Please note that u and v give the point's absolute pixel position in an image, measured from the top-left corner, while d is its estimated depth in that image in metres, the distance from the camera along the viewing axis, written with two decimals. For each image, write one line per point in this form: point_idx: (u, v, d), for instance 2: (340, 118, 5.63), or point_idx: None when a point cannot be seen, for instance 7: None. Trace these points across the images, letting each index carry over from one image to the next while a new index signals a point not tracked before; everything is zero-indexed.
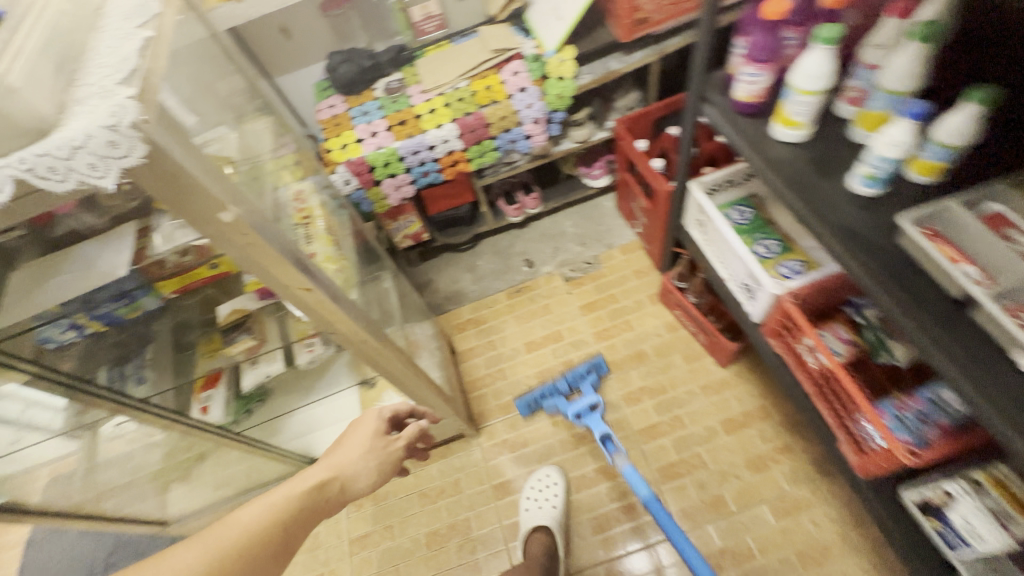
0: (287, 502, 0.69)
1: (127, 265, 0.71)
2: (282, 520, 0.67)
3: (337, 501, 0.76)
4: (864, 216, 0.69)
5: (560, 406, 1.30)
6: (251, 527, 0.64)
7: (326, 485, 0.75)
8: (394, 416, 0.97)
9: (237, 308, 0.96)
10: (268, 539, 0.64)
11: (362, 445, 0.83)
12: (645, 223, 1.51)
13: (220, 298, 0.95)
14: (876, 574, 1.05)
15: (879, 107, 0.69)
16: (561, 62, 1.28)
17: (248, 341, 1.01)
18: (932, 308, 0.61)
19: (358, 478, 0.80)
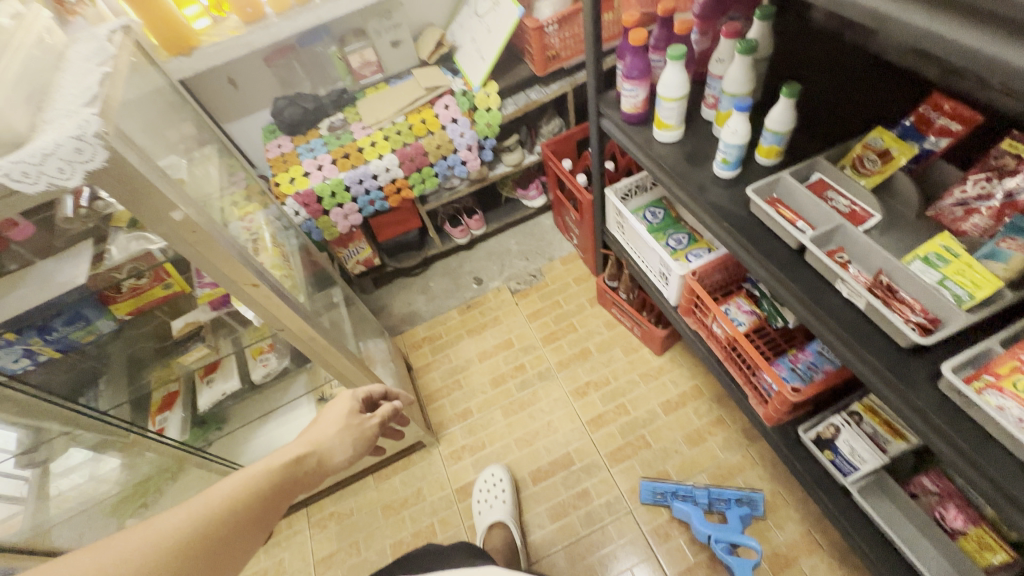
0: (269, 475, 0.66)
1: (86, 274, 0.76)
2: (263, 492, 0.64)
3: (318, 475, 0.73)
4: (726, 194, 0.85)
5: (693, 518, 1.15)
6: (232, 498, 0.60)
7: (305, 459, 0.72)
8: (368, 398, 0.94)
9: (190, 321, 1.03)
10: (250, 509, 0.61)
11: (337, 423, 0.81)
12: (578, 233, 1.66)
13: (173, 314, 1.03)
14: (805, 522, 1.15)
15: (727, 107, 0.85)
16: (487, 95, 1.44)
17: (203, 350, 1.06)
18: (780, 257, 0.75)
19: (336, 452, 0.78)
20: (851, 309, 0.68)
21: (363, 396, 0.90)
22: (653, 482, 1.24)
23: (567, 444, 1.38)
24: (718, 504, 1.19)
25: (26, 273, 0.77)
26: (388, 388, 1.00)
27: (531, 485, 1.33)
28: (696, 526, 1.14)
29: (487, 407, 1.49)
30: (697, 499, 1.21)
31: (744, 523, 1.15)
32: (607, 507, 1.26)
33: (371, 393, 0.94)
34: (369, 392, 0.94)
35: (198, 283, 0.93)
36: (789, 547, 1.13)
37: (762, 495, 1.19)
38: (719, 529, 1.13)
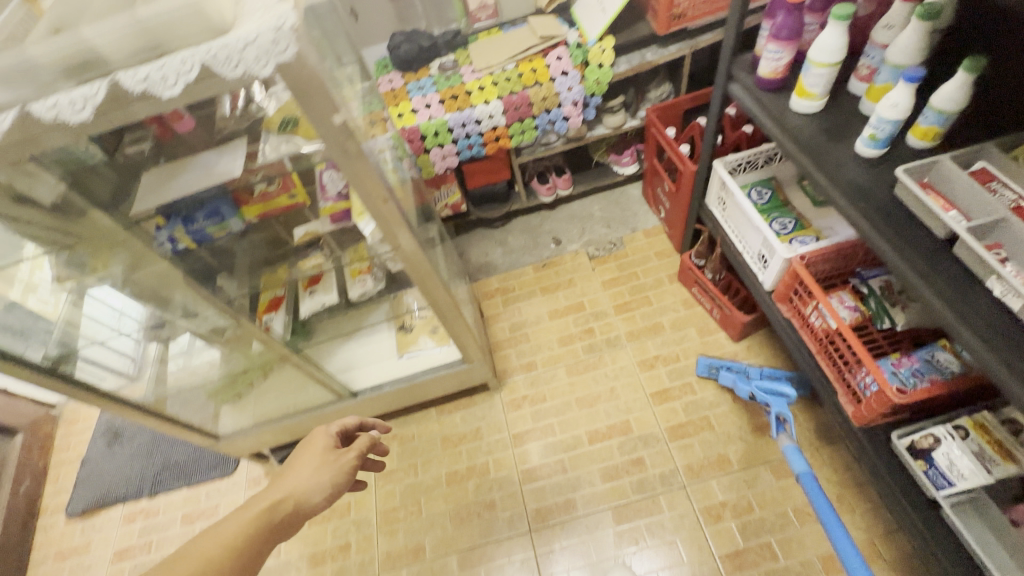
0: (238, 532, 0.75)
1: (241, 168, 0.83)
2: (237, 547, 0.74)
3: (294, 519, 0.81)
4: (866, 173, 0.80)
5: (738, 381, 1.28)
6: (207, 556, 0.71)
7: (277, 506, 0.81)
8: (343, 430, 1.00)
9: (310, 231, 1.09)
10: (225, 564, 0.71)
11: (312, 464, 0.89)
12: (668, 207, 1.61)
13: (298, 220, 1.09)
14: (870, 531, 1.11)
15: (885, 80, 0.79)
16: (602, 51, 1.40)
17: (321, 259, 1.14)
18: (923, 247, 0.71)
19: (312, 494, 0.85)
20: (999, 310, 0.64)
21: (340, 429, 0.98)
22: (709, 358, 1.39)
23: (627, 412, 1.38)
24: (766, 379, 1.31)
25: (190, 160, 0.85)
26: (365, 420, 1.07)
27: (585, 445, 1.36)
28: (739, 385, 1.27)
29: (551, 363, 1.52)
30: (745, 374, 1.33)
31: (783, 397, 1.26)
32: (661, 479, 1.27)
33: (347, 427, 1.01)
34: (344, 425, 1.01)
35: (322, 197, 1.02)
36: None
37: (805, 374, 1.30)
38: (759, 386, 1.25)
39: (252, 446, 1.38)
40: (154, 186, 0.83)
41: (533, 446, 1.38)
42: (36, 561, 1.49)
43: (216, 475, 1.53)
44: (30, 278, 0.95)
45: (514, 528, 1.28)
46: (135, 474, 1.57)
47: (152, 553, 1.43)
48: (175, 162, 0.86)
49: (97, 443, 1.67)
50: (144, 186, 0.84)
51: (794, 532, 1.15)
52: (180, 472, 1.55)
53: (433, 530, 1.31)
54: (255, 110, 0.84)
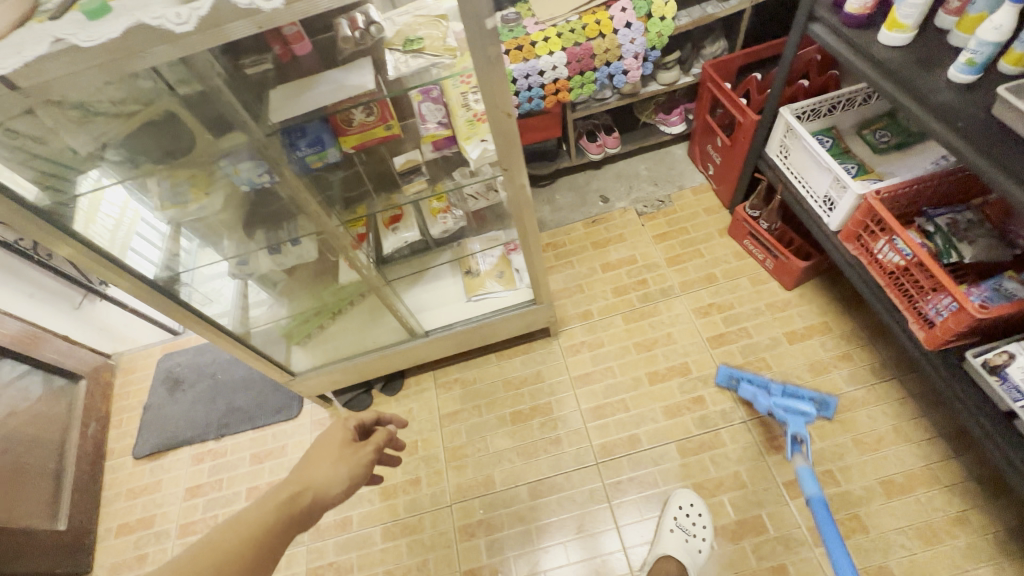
0: (258, 522, 0.74)
1: (372, 82, 0.84)
2: (255, 537, 0.73)
3: (313, 511, 0.80)
4: (960, 98, 0.84)
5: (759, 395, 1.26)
6: (229, 545, 0.70)
7: (295, 499, 0.79)
8: (360, 425, 0.97)
9: (410, 160, 1.11)
10: (246, 554, 0.71)
11: (331, 456, 0.86)
12: (718, 162, 1.66)
13: (399, 148, 1.11)
14: (926, 457, 1.18)
15: (980, 9, 0.84)
16: (665, 4, 1.43)
17: (423, 184, 1.13)
18: (1020, 158, 0.76)
19: (330, 484, 0.83)
20: None
21: (359, 424, 0.95)
22: (729, 368, 1.35)
23: (686, 355, 1.44)
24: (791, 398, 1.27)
25: (320, 77, 0.87)
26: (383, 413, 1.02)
27: (646, 384, 1.41)
28: (758, 401, 1.26)
29: (607, 312, 1.57)
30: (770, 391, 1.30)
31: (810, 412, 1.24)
32: (722, 415, 1.33)
33: (362, 421, 0.97)
34: (361, 419, 0.98)
35: (424, 125, 1.06)
36: (906, 477, 1.17)
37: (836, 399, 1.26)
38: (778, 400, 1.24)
39: (322, 386, 1.41)
40: (290, 99, 0.86)
41: (595, 387, 1.44)
42: (108, 500, 1.53)
43: (281, 418, 1.57)
44: (86, 226, 0.92)
45: (582, 460, 1.34)
46: (199, 419, 1.62)
47: (225, 489, 1.48)
48: (307, 79, 0.88)
49: (158, 391, 1.70)
50: (280, 96, 0.86)
51: (854, 460, 1.21)
52: (244, 415, 1.60)
53: (502, 465, 1.37)
54: (375, 32, 0.87)
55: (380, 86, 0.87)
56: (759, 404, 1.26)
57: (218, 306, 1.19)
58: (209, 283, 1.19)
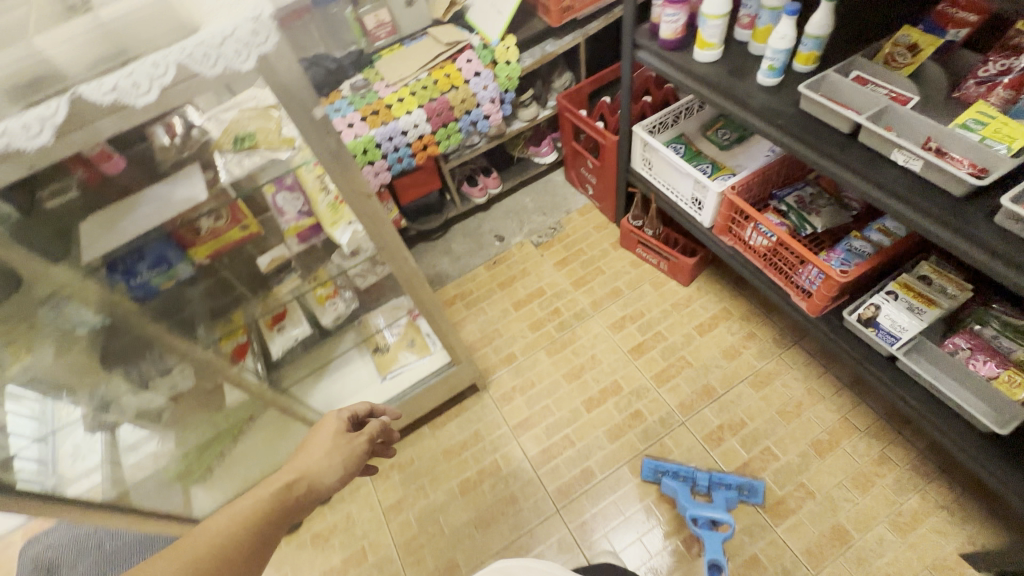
0: (256, 508, 0.63)
1: (204, 190, 0.78)
2: (245, 528, 0.61)
3: (308, 501, 0.69)
4: (773, 97, 0.94)
5: (680, 495, 1.19)
6: (216, 541, 0.58)
7: (291, 487, 0.68)
8: (354, 417, 0.86)
9: (277, 257, 1.04)
10: (235, 552, 0.58)
11: (324, 445, 0.75)
12: (595, 182, 1.73)
13: (258, 251, 1.02)
14: (840, 409, 1.28)
15: (766, 22, 0.96)
16: (506, 49, 1.47)
17: (296, 281, 1.08)
18: (834, 142, 0.86)
19: (326, 472, 0.72)
20: (903, 175, 0.79)
21: (351, 413, 0.84)
22: (654, 461, 1.27)
23: (613, 372, 1.45)
24: (716, 487, 1.21)
25: (140, 195, 0.78)
26: (375, 404, 0.91)
27: (586, 411, 1.40)
28: (680, 503, 1.19)
29: (530, 350, 1.54)
30: (694, 481, 1.23)
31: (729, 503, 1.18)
32: (661, 422, 1.35)
33: (355, 409, 0.86)
34: (354, 408, 0.86)
35: (283, 219, 0.99)
36: (830, 433, 1.25)
37: (763, 484, 1.20)
38: (701, 506, 1.16)
39: None
40: (107, 228, 0.75)
41: (538, 430, 1.40)
42: None
43: None
44: None
45: (542, 512, 1.28)
46: None
47: None
48: (124, 200, 0.79)
49: None
50: (92, 232, 0.76)
51: (785, 431, 1.27)
52: None
53: (462, 543, 1.26)
54: (197, 135, 0.82)
55: (229, 185, 0.80)
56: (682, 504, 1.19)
57: (89, 461, 0.94)
58: (71, 436, 0.93)
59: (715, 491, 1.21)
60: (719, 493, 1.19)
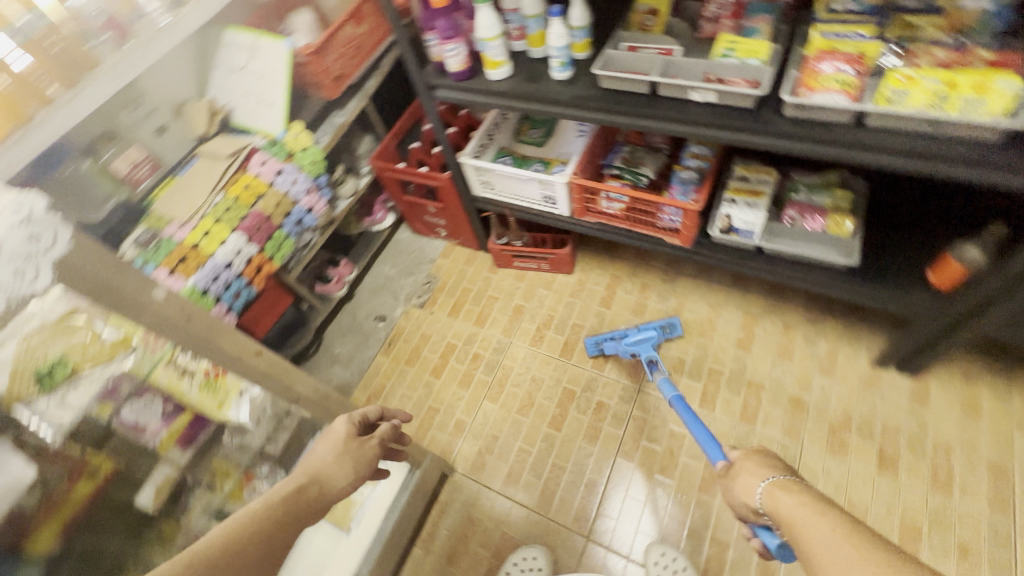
0: (271, 505, 0.66)
1: (28, 463, 0.63)
2: (260, 525, 0.63)
3: (319, 507, 0.71)
4: (572, 88, 1.03)
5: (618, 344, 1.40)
6: (231, 533, 0.61)
7: (303, 489, 0.70)
8: (364, 419, 0.84)
9: (162, 482, 0.81)
10: (250, 547, 0.61)
11: (334, 449, 0.77)
12: (444, 223, 1.71)
13: (127, 492, 0.78)
14: (739, 307, 1.46)
15: (535, 28, 1.05)
16: (296, 137, 1.37)
17: (201, 499, 0.87)
18: (642, 102, 0.97)
19: (337, 476, 0.74)
20: (707, 107, 0.92)
21: (362, 415, 0.84)
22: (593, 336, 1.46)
23: (559, 381, 1.45)
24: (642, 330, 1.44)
25: None
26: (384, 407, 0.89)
27: (557, 430, 1.38)
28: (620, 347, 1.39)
29: (474, 407, 1.46)
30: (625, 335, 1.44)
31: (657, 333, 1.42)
32: (621, 398, 1.39)
33: (366, 413, 0.85)
34: (363, 412, 0.85)
35: (151, 433, 0.80)
36: (743, 329, 1.42)
37: (678, 319, 1.45)
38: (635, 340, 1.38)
39: None
40: None
41: (526, 475, 1.33)
42: None
43: None
44: None
45: (574, 550, 1.22)
46: None
47: None
48: None
49: None
50: None
51: (714, 346, 1.41)
52: None
53: None
54: None
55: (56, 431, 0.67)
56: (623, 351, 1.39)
57: None
58: None
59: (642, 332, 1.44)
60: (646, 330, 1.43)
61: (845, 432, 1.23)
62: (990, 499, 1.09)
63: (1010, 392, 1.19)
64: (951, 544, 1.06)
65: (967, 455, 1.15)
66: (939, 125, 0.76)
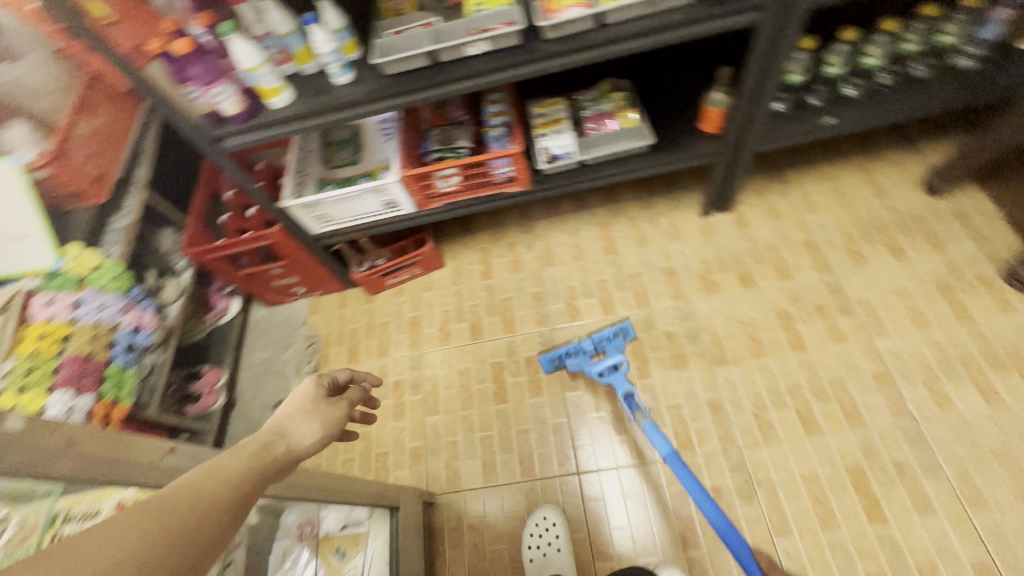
0: (238, 461, 0.53)
1: None
2: (226, 478, 0.51)
3: (284, 465, 0.59)
4: (360, 87, 1.05)
5: (583, 365, 1.33)
6: (192, 491, 0.48)
7: (269, 444, 0.59)
8: (331, 381, 0.75)
9: None
10: (218, 503, 0.49)
11: (300, 406, 0.67)
12: (296, 278, 1.59)
13: None
14: (592, 222, 1.63)
15: (298, 44, 1.04)
16: (78, 258, 1.16)
17: None
18: (430, 74, 1.03)
19: (304, 433, 0.64)
20: (485, 56, 1.01)
21: (330, 377, 0.75)
22: (548, 352, 1.39)
23: (483, 361, 1.48)
24: (602, 344, 1.38)
25: None
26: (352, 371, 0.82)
27: (504, 403, 1.40)
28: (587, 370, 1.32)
29: (420, 428, 1.41)
30: (585, 348, 1.38)
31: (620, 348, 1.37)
32: (542, 345, 1.46)
33: (335, 375, 0.77)
34: (331, 374, 0.76)
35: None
36: (604, 237, 1.59)
37: (631, 323, 1.41)
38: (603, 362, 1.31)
39: None
40: None
41: (499, 457, 1.33)
42: None
43: None
44: None
45: (573, 491, 1.26)
46: None
47: None
48: None
49: None
50: None
51: (590, 263, 1.56)
52: None
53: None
54: None
55: None
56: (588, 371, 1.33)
57: None
58: None
59: (603, 347, 1.38)
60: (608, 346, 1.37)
61: (712, 274, 1.46)
62: (814, 267, 1.41)
63: (789, 188, 1.54)
64: (810, 310, 1.36)
65: (787, 245, 1.46)
66: (653, 3, 0.96)
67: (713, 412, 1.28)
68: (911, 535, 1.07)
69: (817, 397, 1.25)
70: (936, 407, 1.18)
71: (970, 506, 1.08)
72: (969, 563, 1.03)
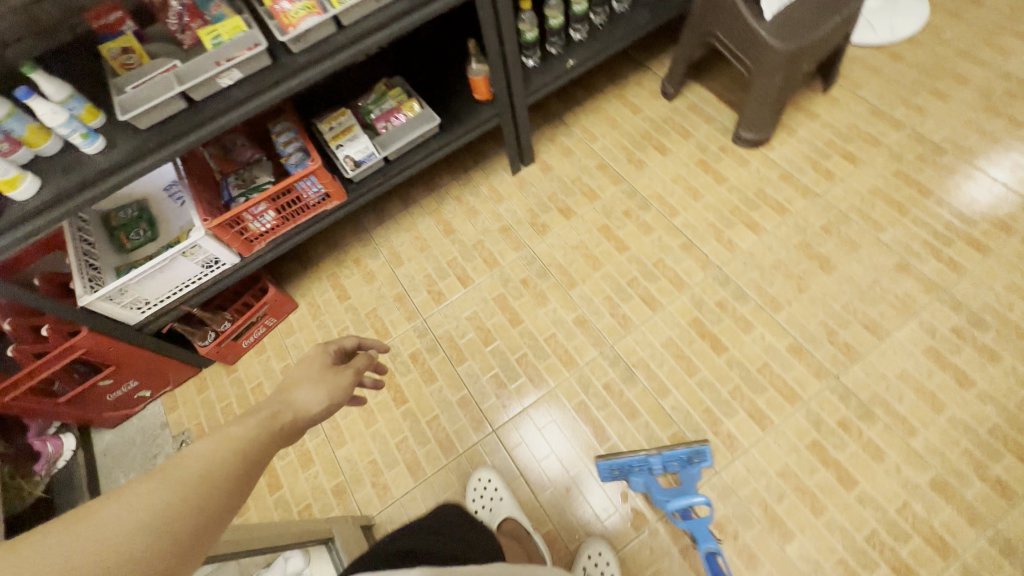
0: (252, 435, 0.60)
1: None
2: (241, 451, 0.58)
3: (293, 433, 0.66)
4: (118, 150, 0.99)
5: (652, 489, 1.16)
6: (205, 464, 0.54)
7: (276, 416, 0.64)
8: (340, 350, 0.81)
9: None
10: (228, 473, 0.55)
11: (310, 373, 0.72)
12: (135, 382, 1.42)
13: None
14: (422, 213, 1.71)
15: (22, 125, 0.94)
16: None
17: None
18: (192, 116, 1.01)
19: (311, 402, 0.69)
20: (241, 84, 1.03)
21: (336, 347, 0.80)
22: (609, 460, 1.24)
23: None
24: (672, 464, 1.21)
25: None
26: (361, 339, 0.87)
27: (406, 403, 1.42)
28: (653, 494, 1.16)
29: (334, 463, 1.37)
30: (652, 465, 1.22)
31: (698, 476, 1.18)
32: (420, 337, 1.51)
33: (343, 343, 0.82)
34: (339, 342, 0.82)
35: None
36: (438, 222, 1.69)
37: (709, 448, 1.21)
38: (676, 492, 1.15)
39: None
40: None
41: (421, 451, 1.36)
42: None
43: None
44: None
45: (497, 447, 1.34)
46: None
47: None
48: None
49: None
50: None
51: (434, 248, 1.64)
52: None
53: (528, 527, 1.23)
54: None
55: None
56: (655, 496, 1.17)
57: None
58: None
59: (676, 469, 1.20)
60: (680, 470, 1.19)
61: (539, 218, 1.64)
62: (611, 182, 1.67)
63: (570, 128, 1.79)
64: (621, 217, 1.60)
65: (586, 172, 1.70)
66: None
67: (581, 327, 1.45)
68: (745, 349, 1.35)
69: (649, 280, 1.49)
70: (728, 251, 1.50)
71: (771, 309, 1.39)
72: (787, 349, 1.34)
